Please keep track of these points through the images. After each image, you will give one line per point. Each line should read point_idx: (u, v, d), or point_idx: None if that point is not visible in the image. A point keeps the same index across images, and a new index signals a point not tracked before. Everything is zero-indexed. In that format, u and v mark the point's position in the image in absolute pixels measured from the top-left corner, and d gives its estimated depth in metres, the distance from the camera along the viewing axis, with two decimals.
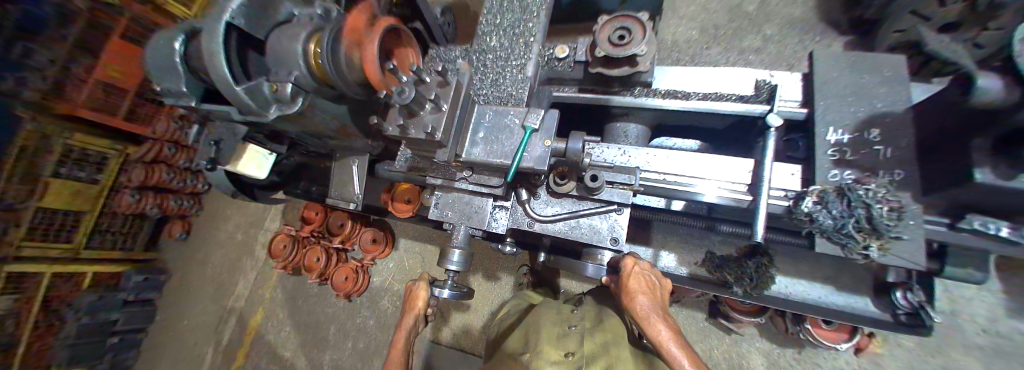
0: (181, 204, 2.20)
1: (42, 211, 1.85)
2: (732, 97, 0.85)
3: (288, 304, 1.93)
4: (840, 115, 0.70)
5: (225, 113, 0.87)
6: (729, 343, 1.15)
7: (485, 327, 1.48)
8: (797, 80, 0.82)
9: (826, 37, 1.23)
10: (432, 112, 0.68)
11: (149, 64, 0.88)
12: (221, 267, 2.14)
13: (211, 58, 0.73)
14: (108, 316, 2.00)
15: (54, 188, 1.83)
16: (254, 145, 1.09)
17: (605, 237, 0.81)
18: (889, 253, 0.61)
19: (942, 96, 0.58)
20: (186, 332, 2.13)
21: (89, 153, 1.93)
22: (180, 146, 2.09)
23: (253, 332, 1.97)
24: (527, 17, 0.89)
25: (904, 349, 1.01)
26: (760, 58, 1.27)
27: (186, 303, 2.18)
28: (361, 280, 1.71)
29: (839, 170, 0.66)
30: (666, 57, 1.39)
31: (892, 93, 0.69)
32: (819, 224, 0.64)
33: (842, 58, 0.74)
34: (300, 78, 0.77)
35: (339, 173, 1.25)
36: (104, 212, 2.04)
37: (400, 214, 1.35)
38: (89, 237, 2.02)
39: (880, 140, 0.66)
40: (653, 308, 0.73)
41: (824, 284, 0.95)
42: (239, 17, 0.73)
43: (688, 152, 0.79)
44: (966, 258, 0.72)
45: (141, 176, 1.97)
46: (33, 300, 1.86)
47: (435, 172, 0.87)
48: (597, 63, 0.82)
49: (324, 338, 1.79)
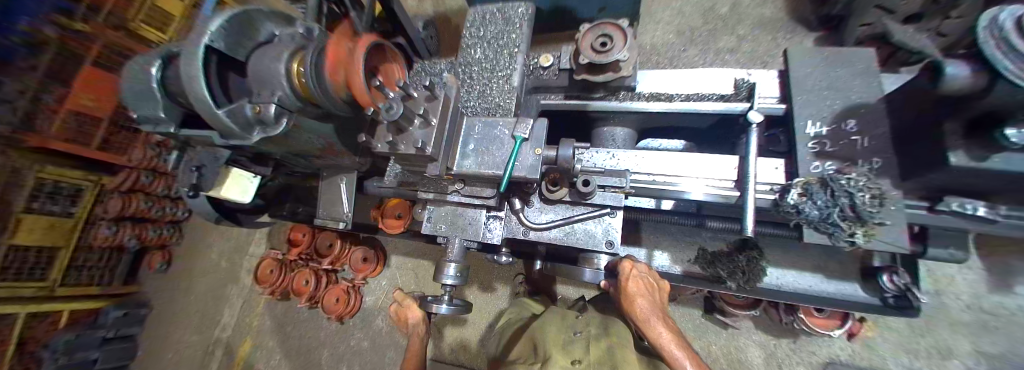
0: (161, 232, 2.12)
1: (14, 250, 1.75)
2: (712, 97, 0.88)
3: (278, 331, 1.86)
4: (817, 109, 0.73)
5: (206, 138, 0.84)
6: (727, 338, 1.16)
7: (483, 340, 1.45)
8: (773, 77, 0.85)
9: (797, 34, 1.28)
10: (422, 127, 0.68)
11: (126, 92, 0.85)
12: (206, 295, 2.06)
13: (191, 83, 0.71)
14: (85, 354, 1.86)
15: (27, 224, 1.75)
16: (237, 168, 1.07)
17: (600, 241, 0.81)
18: (874, 238, 0.63)
19: (911, 85, 0.60)
20: (169, 368, 2.01)
21: (62, 187, 1.84)
22: (157, 172, 2.03)
23: (242, 363, 1.89)
24: (510, 28, 0.90)
25: (894, 331, 1.04)
26: (735, 57, 1.32)
27: (170, 336, 2.07)
28: (353, 301, 1.66)
29: (820, 162, 0.69)
30: (647, 60, 1.43)
31: (865, 84, 0.72)
32: (806, 215, 0.65)
33: (816, 54, 0.78)
34: (283, 98, 0.75)
35: (327, 192, 1.22)
36: (80, 247, 1.94)
37: (390, 230, 1.31)
38: (66, 273, 1.91)
39: (857, 130, 0.69)
40: (653, 310, 0.73)
41: (814, 273, 0.97)
42: (219, 40, 0.73)
43: (674, 153, 0.81)
44: (946, 238, 0.74)
45: (117, 207, 1.87)
46: (7, 343, 1.76)
47: (425, 186, 0.86)
48: (581, 70, 0.84)
49: (318, 363, 1.72)
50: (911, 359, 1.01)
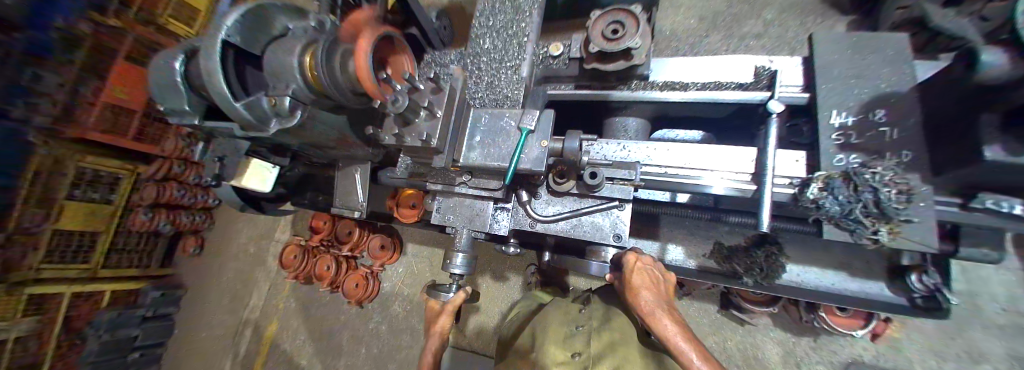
0: (193, 218, 2.26)
1: (60, 233, 1.89)
2: (731, 86, 0.83)
3: (302, 313, 1.96)
4: (842, 98, 0.69)
5: (227, 130, 0.88)
6: (742, 334, 1.14)
7: (497, 327, 1.48)
8: (797, 64, 0.80)
9: (828, 18, 1.20)
10: (427, 119, 0.69)
11: (153, 86, 0.90)
12: (235, 278, 2.19)
13: (209, 78, 0.74)
14: (128, 332, 2.04)
15: (70, 209, 1.89)
16: (258, 160, 1.11)
17: (608, 234, 0.80)
18: (900, 236, 0.60)
19: (947, 73, 0.56)
20: (203, 344, 2.17)
21: (102, 175, 1.98)
22: (188, 162, 2.12)
23: (269, 341, 2.01)
24: (519, 17, 0.88)
25: (923, 332, 0.98)
26: (760, 43, 1.25)
27: (202, 315, 2.23)
28: (371, 286, 1.72)
29: (844, 154, 0.65)
30: (666, 47, 1.37)
31: (897, 72, 0.67)
32: (826, 210, 0.62)
33: (844, 39, 0.72)
34: (298, 91, 0.77)
35: (343, 182, 1.26)
36: (118, 231, 2.10)
37: (405, 219, 1.35)
38: (106, 256, 2.08)
39: (886, 121, 0.64)
40: (659, 303, 0.71)
41: (836, 271, 0.93)
42: (234, 34, 0.75)
43: (690, 144, 0.78)
44: (981, 237, 0.70)
45: (153, 193, 2.02)
46: (56, 319, 1.91)
47: (435, 178, 0.88)
48: (591, 59, 0.82)
49: (338, 344, 1.82)
50: (938, 362, 0.96)
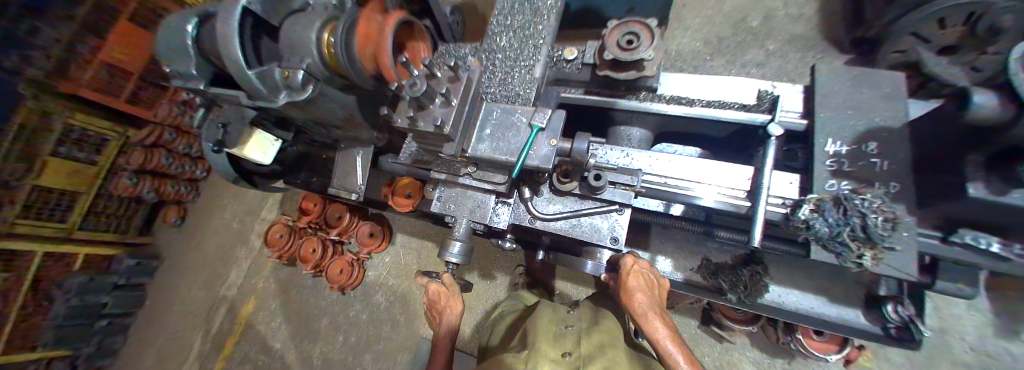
0: (178, 189, 2.19)
1: (38, 189, 1.80)
2: (734, 106, 0.87)
3: (281, 295, 1.92)
4: (838, 128, 0.72)
5: (233, 97, 0.87)
6: (721, 351, 1.16)
7: (477, 327, 1.48)
8: (798, 92, 0.84)
9: (828, 55, 1.27)
10: (442, 106, 0.69)
11: (159, 46, 0.88)
12: (214, 253, 2.13)
13: (226, 42, 0.74)
14: (96, 299, 1.98)
15: (54, 166, 1.80)
16: (262, 130, 1.10)
17: (605, 236, 0.82)
18: (881, 263, 0.62)
19: (939, 110, 0.60)
20: (176, 319, 2.10)
21: (88, 134, 1.90)
22: (179, 131, 2.09)
23: (244, 321, 1.96)
24: (537, 19, 0.90)
25: (893, 363, 1.02)
26: (762, 71, 1.30)
27: (178, 289, 2.16)
28: (355, 274, 1.70)
29: (836, 180, 0.68)
30: (671, 66, 1.41)
31: (890, 108, 0.71)
32: (814, 231, 0.65)
33: (844, 73, 0.76)
34: (311, 65, 0.77)
35: (342, 164, 1.25)
36: (100, 194, 2.01)
37: (399, 208, 1.34)
38: (84, 218, 1.99)
39: (877, 153, 0.68)
40: (652, 305, 0.73)
41: (815, 295, 0.96)
42: (255, 3, 0.75)
43: (690, 158, 0.80)
44: (958, 273, 0.73)
45: (140, 159, 1.97)
46: (24, 277, 1.84)
47: (439, 166, 0.89)
48: (605, 66, 0.83)
49: (316, 330, 1.78)
50: None
